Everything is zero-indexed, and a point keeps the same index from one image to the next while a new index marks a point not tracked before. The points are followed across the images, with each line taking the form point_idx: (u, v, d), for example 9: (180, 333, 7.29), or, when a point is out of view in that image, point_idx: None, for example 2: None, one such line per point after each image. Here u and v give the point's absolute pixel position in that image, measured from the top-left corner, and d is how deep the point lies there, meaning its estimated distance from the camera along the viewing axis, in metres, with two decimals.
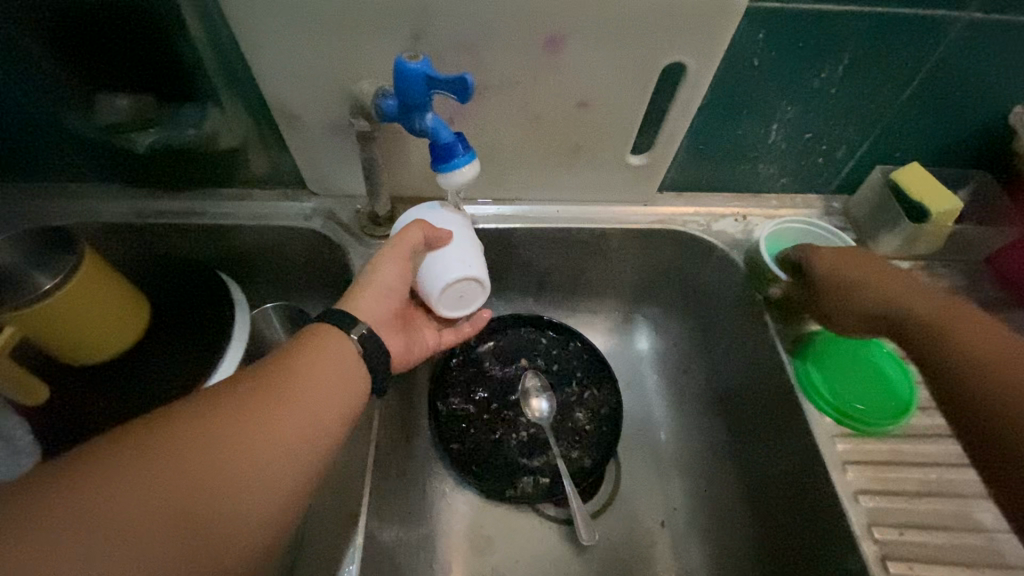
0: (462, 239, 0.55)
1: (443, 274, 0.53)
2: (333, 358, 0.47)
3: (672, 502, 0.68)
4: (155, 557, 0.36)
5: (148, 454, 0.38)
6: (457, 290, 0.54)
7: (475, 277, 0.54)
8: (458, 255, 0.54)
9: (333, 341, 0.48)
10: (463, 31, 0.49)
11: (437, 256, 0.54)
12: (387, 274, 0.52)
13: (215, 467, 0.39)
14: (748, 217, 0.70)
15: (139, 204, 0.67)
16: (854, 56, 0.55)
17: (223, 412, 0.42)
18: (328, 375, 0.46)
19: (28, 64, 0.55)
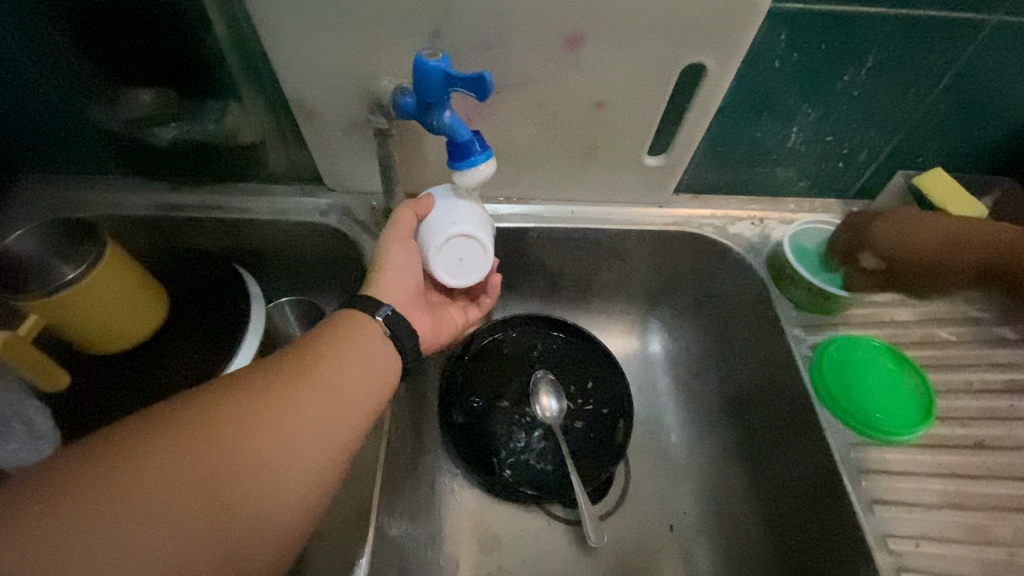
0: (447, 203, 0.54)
1: (437, 238, 0.52)
2: (364, 349, 0.48)
3: (682, 507, 0.67)
4: (183, 535, 0.36)
5: (183, 433, 0.39)
6: (455, 252, 0.53)
7: (463, 234, 0.52)
8: (449, 215, 0.53)
9: (365, 330, 0.49)
10: (482, 29, 0.49)
11: (430, 222, 0.53)
12: (397, 257, 0.53)
13: (248, 448, 0.40)
14: (765, 220, 0.69)
15: (159, 197, 0.68)
16: (879, 59, 0.54)
17: (254, 393, 0.43)
18: (358, 365, 0.47)
19: (57, 58, 0.57)
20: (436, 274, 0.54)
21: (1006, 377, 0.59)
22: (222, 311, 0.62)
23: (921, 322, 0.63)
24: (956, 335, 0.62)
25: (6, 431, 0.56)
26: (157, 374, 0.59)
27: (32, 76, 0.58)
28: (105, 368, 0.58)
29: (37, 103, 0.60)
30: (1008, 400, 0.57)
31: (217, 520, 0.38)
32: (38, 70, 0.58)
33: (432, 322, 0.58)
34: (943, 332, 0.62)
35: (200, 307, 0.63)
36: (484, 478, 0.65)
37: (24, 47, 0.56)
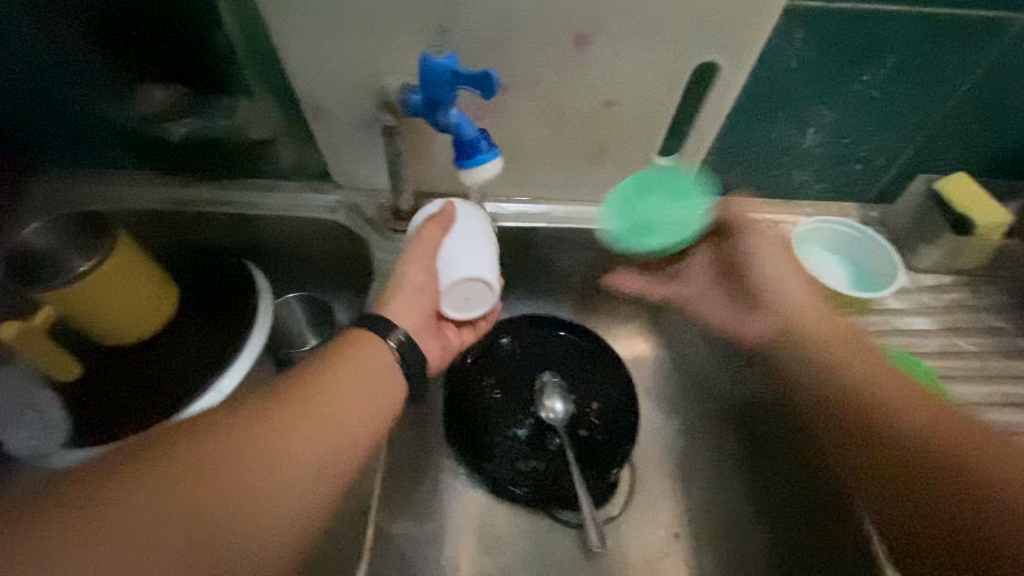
0: (474, 237, 0.52)
1: (451, 271, 0.51)
2: (363, 371, 0.48)
3: (687, 514, 0.67)
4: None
5: (174, 465, 0.38)
6: (466, 288, 0.52)
7: (483, 281, 0.51)
8: (470, 248, 0.51)
9: (366, 353, 0.48)
10: (491, 27, 0.49)
11: (447, 252, 0.51)
12: (415, 274, 0.51)
13: (243, 483, 0.39)
14: (779, 223, 0.67)
15: (170, 193, 0.68)
16: (898, 60, 0.52)
17: (251, 421, 0.42)
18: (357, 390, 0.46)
19: (75, 55, 0.58)
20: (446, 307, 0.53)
21: None
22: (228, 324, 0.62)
23: (939, 331, 0.61)
24: (975, 346, 0.60)
25: (18, 419, 0.57)
26: (167, 372, 0.59)
27: (49, 70, 0.59)
28: (116, 360, 0.59)
29: (55, 98, 0.62)
30: None
31: (213, 563, 0.37)
32: (57, 66, 0.59)
33: (441, 347, 0.57)
34: (961, 342, 0.60)
35: (210, 307, 0.63)
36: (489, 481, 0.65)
37: (43, 41, 0.57)
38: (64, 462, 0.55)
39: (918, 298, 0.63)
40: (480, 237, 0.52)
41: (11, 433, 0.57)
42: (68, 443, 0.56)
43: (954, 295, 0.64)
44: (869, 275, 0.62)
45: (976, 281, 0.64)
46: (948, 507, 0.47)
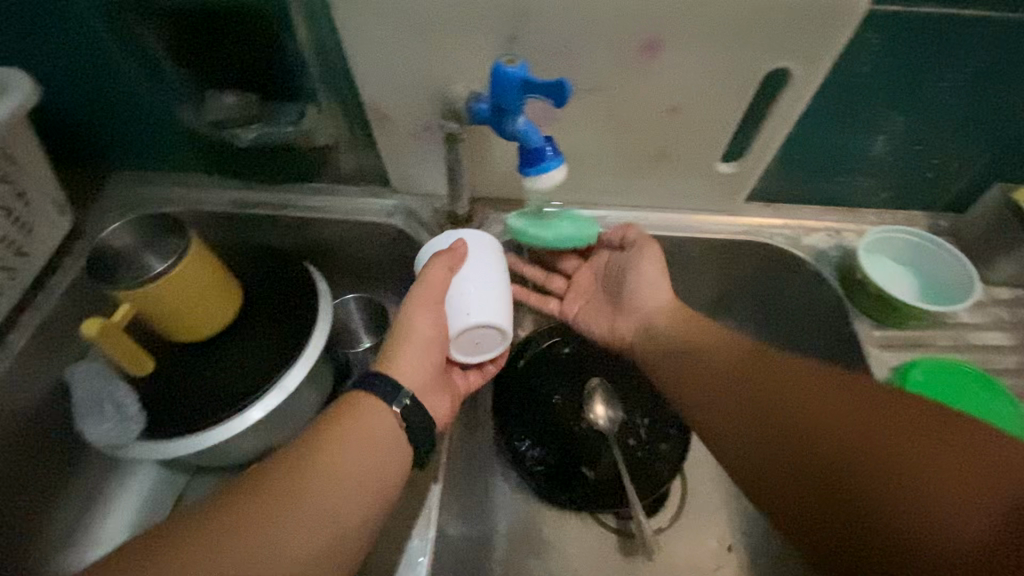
0: (480, 283, 0.52)
1: (464, 322, 0.51)
2: (383, 427, 0.48)
3: (740, 527, 0.66)
4: None
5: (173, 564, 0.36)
6: (476, 337, 0.52)
7: (491, 326, 0.52)
8: (482, 298, 0.51)
9: (358, 418, 0.47)
10: (559, 35, 0.49)
11: (459, 303, 0.51)
12: (421, 323, 0.51)
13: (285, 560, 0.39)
14: (842, 232, 0.65)
15: (237, 195, 0.71)
16: (981, 65, 0.50)
17: (247, 504, 0.40)
18: (379, 446, 0.47)
19: (155, 64, 0.60)
20: (454, 350, 0.53)
21: None
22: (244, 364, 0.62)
23: (1016, 348, 0.59)
24: None
25: (99, 412, 0.59)
26: (233, 371, 0.61)
27: (129, 79, 0.62)
28: (187, 357, 0.62)
29: (134, 104, 0.65)
30: None
31: None
32: (137, 74, 0.62)
33: (451, 397, 0.57)
34: None
35: (272, 309, 0.65)
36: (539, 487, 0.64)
37: (125, 52, 0.60)
38: (140, 453, 0.57)
39: (992, 312, 0.61)
40: (486, 282, 0.52)
41: (90, 424, 0.59)
42: (144, 436, 0.58)
43: None
44: (940, 288, 0.60)
45: None
46: (941, 434, 0.41)
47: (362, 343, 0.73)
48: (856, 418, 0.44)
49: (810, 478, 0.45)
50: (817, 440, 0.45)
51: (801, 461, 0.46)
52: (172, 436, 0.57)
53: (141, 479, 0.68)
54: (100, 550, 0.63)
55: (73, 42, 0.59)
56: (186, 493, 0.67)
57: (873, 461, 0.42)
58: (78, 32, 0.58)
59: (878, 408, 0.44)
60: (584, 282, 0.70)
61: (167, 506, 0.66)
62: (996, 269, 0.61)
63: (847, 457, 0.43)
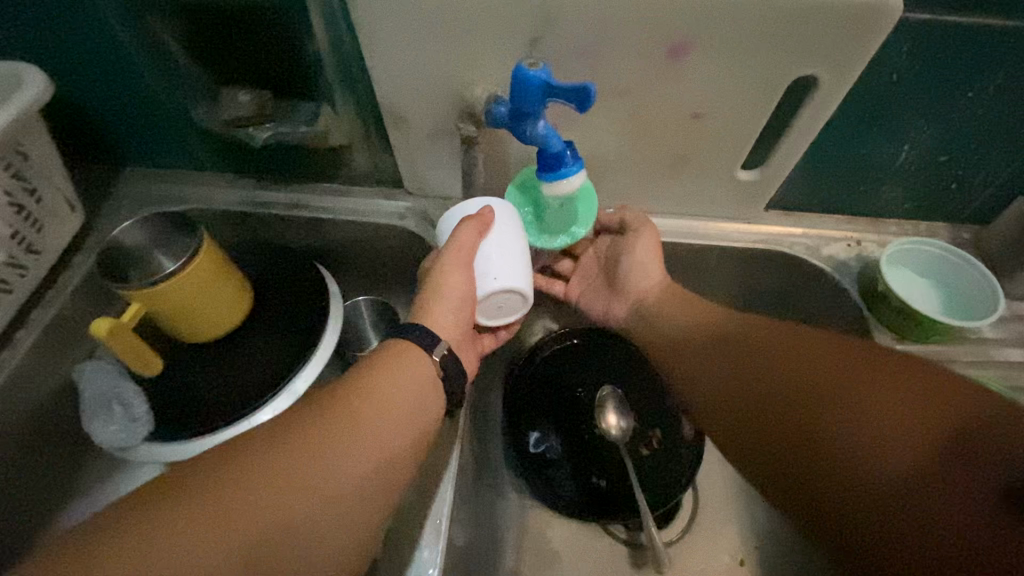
0: (509, 246, 0.51)
1: (493, 280, 0.50)
2: (408, 382, 0.47)
3: (752, 541, 0.65)
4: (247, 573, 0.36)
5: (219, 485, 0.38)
6: (504, 298, 0.52)
7: (518, 292, 0.51)
8: (509, 263, 0.51)
9: (403, 365, 0.48)
10: (581, 39, 0.48)
11: (487, 260, 0.51)
12: (454, 282, 0.50)
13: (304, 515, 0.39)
14: (863, 242, 0.64)
15: (249, 194, 0.70)
16: (1014, 76, 0.49)
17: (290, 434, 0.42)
18: (402, 404, 0.45)
19: (171, 61, 0.60)
20: (478, 314, 0.53)
21: None
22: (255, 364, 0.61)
23: None
24: None
25: (107, 413, 0.59)
26: (241, 371, 0.60)
27: (143, 74, 0.61)
28: (196, 357, 0.61)
29: (148, 101, 0.64)
30: None
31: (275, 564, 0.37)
32: (152, 71, 0.61)
33: (474, 356, 0.57)
34: None
35: (280, 308, 0.64)
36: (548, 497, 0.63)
37: (139, 48, 0.59)
38: (148, 455, 0.57)
39: (1016, 327, 0.59)
40: (512, 245, 0.51)
41: (99, 426, 0.58)
42: (151, 437, 0.57)
43: None
44: (963, 302, 0.59)
45: None
46: (930, 398, 0.39)
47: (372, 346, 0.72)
48: (849, 386, 0.42)
49: (813, 454, 0.43)
50: (816, 409, 0.43)
51: (803, 437, 0.44)
52: (179, 437, 0.57)
53: None
54: None
55: (89, 38, 0.59)
56: None
57: (874, 427, 0.40)
58: (92, 28, 0.58)
59: (865, 372, 0.43)
60: (590, 264, 0.67)
61: None
62: (1020, 283, 0.60)
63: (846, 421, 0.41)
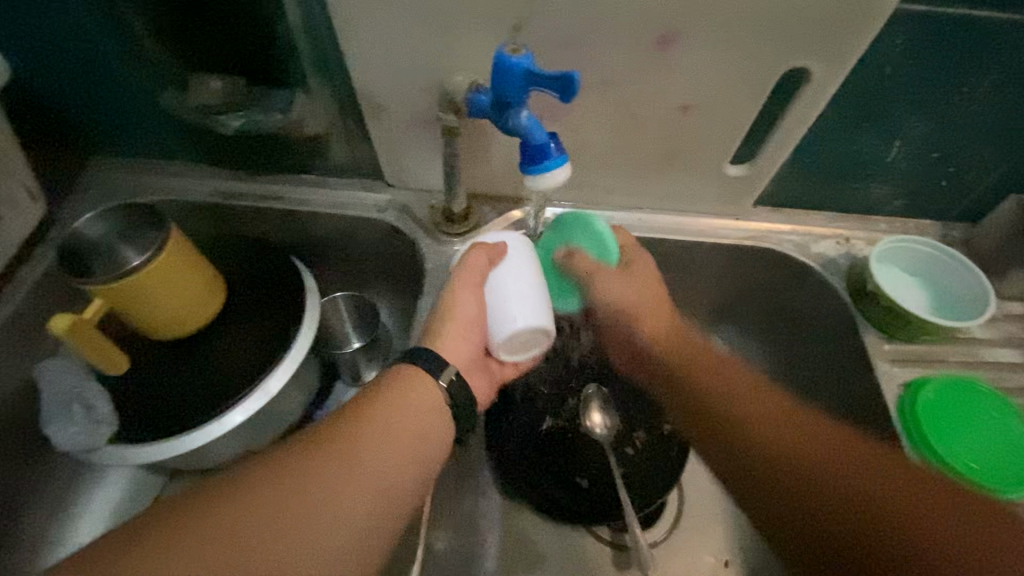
0: (523, 276, 0.50)
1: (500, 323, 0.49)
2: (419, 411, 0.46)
3: (738, 541, 0.64)
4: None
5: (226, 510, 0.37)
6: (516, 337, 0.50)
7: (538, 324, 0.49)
8: (526, 293, 0.49)
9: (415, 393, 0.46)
10: (566, 25, 0.46)
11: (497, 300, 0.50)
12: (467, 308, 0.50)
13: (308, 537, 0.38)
14: (852, 239, 0.63)
15: (223, 185, 0.67)
16: (1009, 71, 0.48)
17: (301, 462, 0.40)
18: (410, 428, 0.44)
19: (137, 44, 0.56)
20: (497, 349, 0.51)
21: None
22: (228, 360, 0.59)
23: None
24: None
25: (67, 413, 0.56)
26: (212, 371, 0.58)
27: (107, 58, 0.58)
28: (164, 355, 0.58)
29: (113, 87, 0.61)
30: None
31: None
32: (117, 55, 0.58)
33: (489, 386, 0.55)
34: None
35: (252, 305, 0.62)
36: (534, 499, 0.62)
37: (102, 30, 0.56)
38: (112, 457, 0.54)
39: (1006, 327, 0.58)
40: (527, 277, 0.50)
41: (59, 427, 0.56)
42: (116, 439, 0.55)
43: None
44: (954, 303, 0.58)
45: None
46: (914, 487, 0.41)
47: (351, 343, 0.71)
48: (826, 448, 0.45)
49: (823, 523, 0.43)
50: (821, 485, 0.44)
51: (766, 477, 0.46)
52: (147, 440, 0.54)
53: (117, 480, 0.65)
54: None
55: (47, 19, 0.55)
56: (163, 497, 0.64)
57: (846, 488, 0.43)
58: (51, 8, 0.54)
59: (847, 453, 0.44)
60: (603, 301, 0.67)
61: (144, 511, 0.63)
62: (1010, 282, 0.59)
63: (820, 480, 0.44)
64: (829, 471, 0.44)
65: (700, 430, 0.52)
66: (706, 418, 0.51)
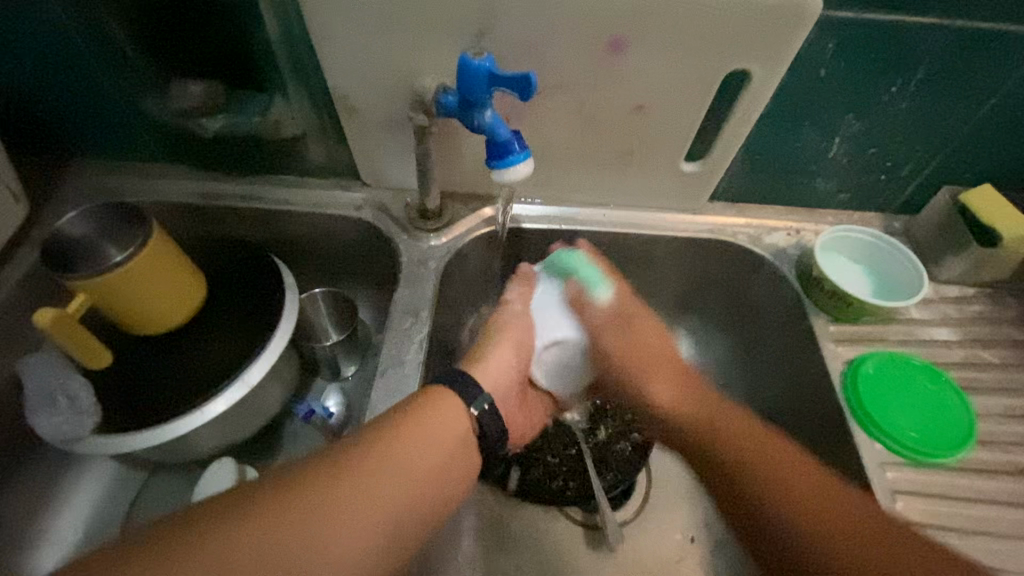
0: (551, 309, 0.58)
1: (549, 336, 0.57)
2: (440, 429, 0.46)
3: (704, 519, 0.67)
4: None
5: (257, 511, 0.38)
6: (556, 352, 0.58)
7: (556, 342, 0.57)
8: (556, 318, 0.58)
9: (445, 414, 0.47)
10: (527, 31, 0.50)
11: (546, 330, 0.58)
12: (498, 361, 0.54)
13: (313, 559, 0.38)
14: (801, 231, 0.68)
15: (203, 186, 0.70)
16: (930, 71, 0.53)
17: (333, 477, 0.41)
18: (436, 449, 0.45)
19: (118, 51, 0.59)
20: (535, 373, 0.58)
21: None
22: (207, 354, 0.60)
23: (963, 342, 0.61)
24: (998, 358, 0.60)
25: (51, 407, 0.58)
26: (193, 364, 0.60)
27: (90, 63, 0.60)
28: (145, 350, 0.60)
29: (95, 93, 0.63)
30: None
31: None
32: (99, 62, 0.60)
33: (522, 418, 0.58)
34: (986, 354, 0.60)
35: (232, 300, 0.64)
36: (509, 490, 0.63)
37: (83, 35, 0.58)
38: (95, 448, 0.55)
39: (941, 309, 0.63)
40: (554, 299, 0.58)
41: (42, 419, 0.57)
42: (99, 430, 0.56)
43: (978, 307, 0.63)
44: (892, 287, 0.63)
45: (999, 293, 0.64)
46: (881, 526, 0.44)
47: (331, 338, 0.73)
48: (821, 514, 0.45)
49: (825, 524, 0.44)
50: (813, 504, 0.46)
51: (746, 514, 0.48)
52: (130, 430, 0.56)
53: (97, 476, 0.66)
54: (52, 552, 0.61)
55: (31, 28, 0.58)
56: (142, 493, 0.65)
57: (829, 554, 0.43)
58: (34, 15, 0.56)
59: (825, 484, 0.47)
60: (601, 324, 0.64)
61: (123, 506, 0.64)
62: (945, 267, 0.64)
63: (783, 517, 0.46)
64: (852, 524, 0.44)
65: (739, 500, 0.49)
66: (747, 472, 0.49)
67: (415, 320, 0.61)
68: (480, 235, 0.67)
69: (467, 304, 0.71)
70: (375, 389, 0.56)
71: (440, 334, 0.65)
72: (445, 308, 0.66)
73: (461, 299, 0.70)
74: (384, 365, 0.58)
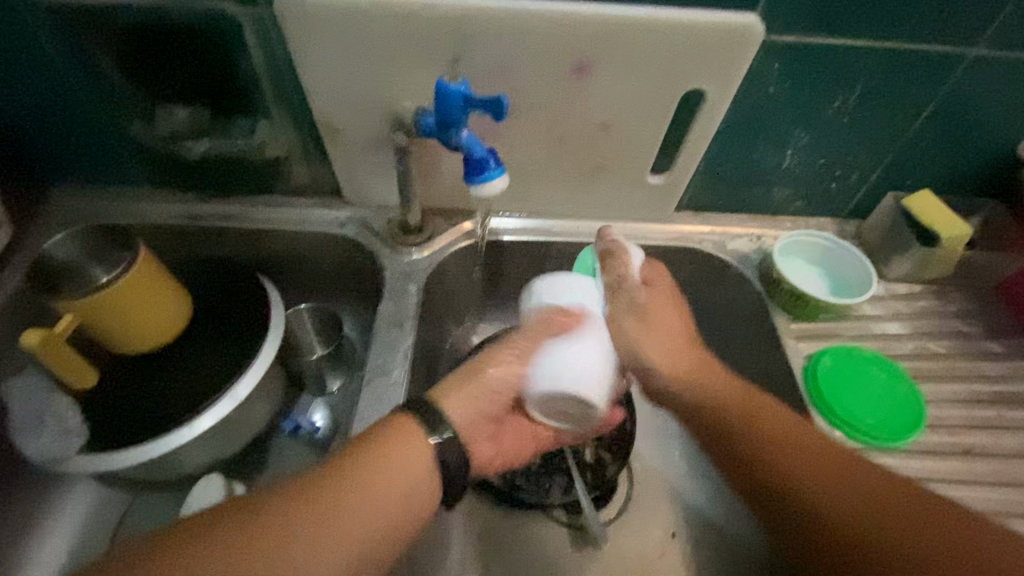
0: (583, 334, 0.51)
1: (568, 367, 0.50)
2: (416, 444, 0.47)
3: (684, 513, 0.70)
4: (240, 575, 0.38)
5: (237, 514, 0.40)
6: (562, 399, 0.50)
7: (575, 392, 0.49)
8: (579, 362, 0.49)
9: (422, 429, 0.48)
10: (498, 57, 0.54)
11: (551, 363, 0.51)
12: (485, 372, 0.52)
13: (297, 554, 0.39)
14: (762, 237, 0.72)
15: (186, 207, 0.72)
16: (866, 88, 0.58)
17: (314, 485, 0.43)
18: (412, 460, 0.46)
19: (103, 79, 0.61)
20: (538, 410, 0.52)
21: (994, 388, 0.62)
22: (195, 371, 0.62)
23: (912, 335, 0.66)
24: (945, 349, 0.65)
25: (39, 427, 0.58)
26: (180, 380, 0.61)
27: (75, 90, 0.62)
28: (132, 370, 0.61)
29: (78, 120, 0.65)
30: (991, 410, 0.60)
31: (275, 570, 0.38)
32: (84, 91, 0.62)
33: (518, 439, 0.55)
34: (934, 345, 0.65)
35: (220, 316, 0.65)
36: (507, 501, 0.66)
37: (67, 63, 0.60)
38: (83, 467, 0.56)
39: (892, 305, 0.68)
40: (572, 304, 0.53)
41: (29, 441, 0.57)
42: (86, 449, 0.56)
43: (925, 302, 0.68)
44: (847, 287, 0.67)
45: (943, 289, 0.69)
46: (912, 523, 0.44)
47: (317, 353, 0.75)
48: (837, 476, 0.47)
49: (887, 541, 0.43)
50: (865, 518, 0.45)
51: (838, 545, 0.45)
52: (117, 449, 0.56)
53: (84, 498, 0.66)
54: None
55: (18, 61, 0.60)
56: (128, 513, 0.65)
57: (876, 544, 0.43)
58: (20, 46, 0.58)
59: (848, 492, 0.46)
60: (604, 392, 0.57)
61: (110, 527, 0.64)
62: (894, 267, 0.69)
63: (798, 479, 0.47)
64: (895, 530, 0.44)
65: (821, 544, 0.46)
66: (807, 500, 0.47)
67: (400, 330, 0.63)
68: (460, 248, 0.70)
69: (449, 315, 0.74)
70: (361, 399, 0.58)
71: (424, 344, 0.67)
72: (429, 319, 0.69)
73: (444, 310, 0.72)
74: (370, 374, 0.60)
